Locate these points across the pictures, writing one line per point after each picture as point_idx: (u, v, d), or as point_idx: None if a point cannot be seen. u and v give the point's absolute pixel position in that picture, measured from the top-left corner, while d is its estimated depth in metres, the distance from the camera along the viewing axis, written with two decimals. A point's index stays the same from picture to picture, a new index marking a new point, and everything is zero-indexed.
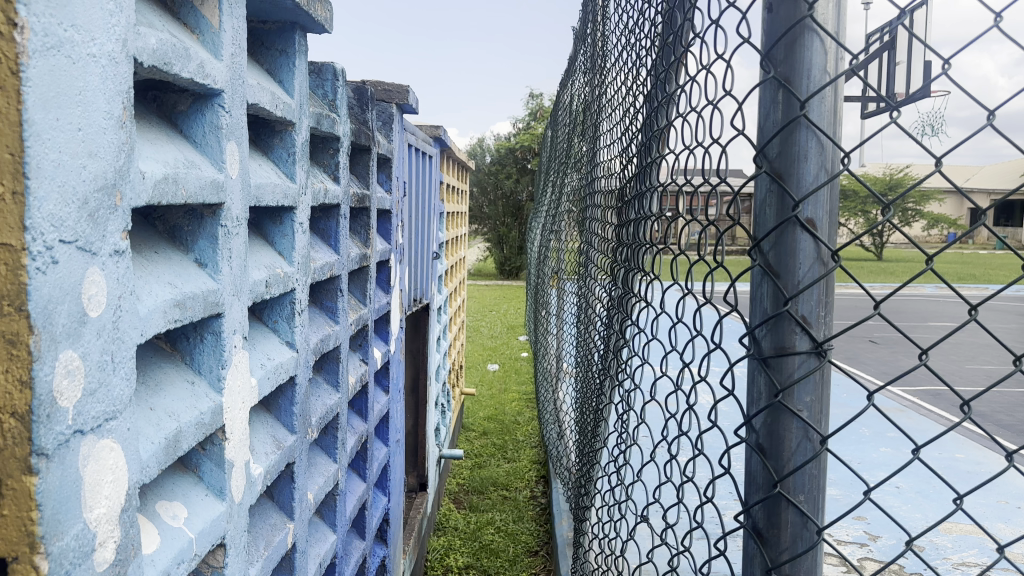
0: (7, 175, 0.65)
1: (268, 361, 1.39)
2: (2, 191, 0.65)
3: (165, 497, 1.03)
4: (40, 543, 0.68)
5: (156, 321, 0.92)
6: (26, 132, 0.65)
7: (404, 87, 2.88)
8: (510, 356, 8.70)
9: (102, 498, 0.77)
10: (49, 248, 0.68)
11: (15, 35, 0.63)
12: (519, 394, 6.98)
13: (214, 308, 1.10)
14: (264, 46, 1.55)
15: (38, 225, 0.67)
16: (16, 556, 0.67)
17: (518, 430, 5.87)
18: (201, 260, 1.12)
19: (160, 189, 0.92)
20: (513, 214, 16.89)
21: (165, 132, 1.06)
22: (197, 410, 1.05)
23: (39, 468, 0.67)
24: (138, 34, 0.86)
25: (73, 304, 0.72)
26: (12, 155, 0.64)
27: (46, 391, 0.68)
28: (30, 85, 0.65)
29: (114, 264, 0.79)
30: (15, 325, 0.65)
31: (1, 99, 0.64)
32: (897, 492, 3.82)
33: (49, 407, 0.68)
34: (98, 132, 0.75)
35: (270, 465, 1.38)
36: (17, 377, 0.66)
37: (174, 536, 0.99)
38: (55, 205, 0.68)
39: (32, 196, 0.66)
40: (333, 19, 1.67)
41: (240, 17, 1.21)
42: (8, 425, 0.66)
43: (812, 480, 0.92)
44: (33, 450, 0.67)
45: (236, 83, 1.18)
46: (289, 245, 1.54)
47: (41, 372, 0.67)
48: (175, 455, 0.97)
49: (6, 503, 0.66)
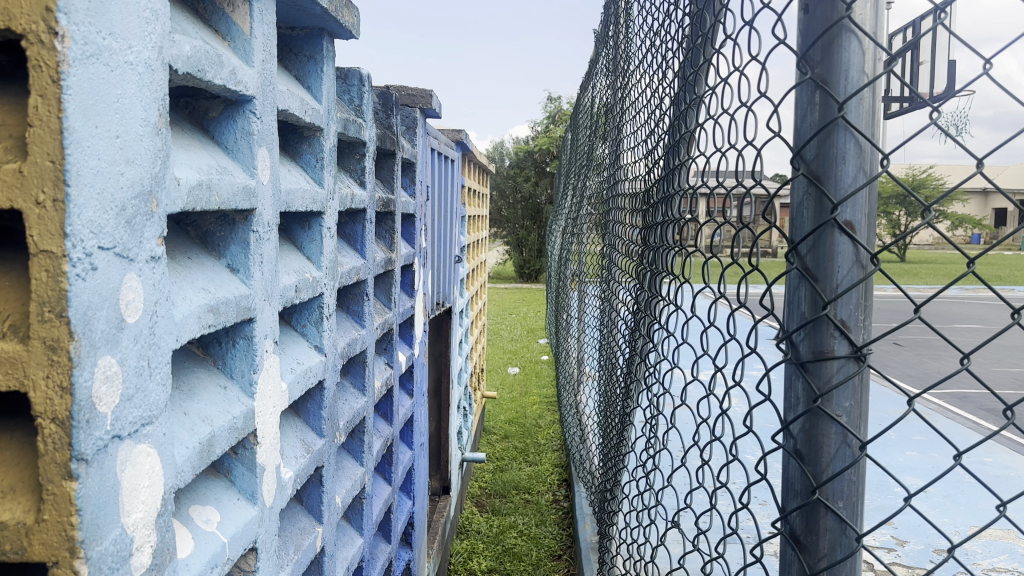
0: (48, 183, 0.65)
1: (298, 365, 1.40)
2: (43, 199, 0.66)
3: (198, 502, 1.03)
4: (79, 548, 0.68)
5: (191, 326, 0.93)
6: (67, 140, 0.65)
7: (428, 91, 2.87)
8: (531, 360, 8.68)
9: (139, 503, 0.78)
10: (89, 254, 0.68)
11: (56, 43, 0.64)
12: (540, 397, 6.97)
13: (247, 313, 1.11)
14: (292, 52, 1.56)
15: (78, 232, 0.67)
16: (57, 561, 0.68)
17: (539, 433, 5.85)
18: (233, 266, 1.12)
19: (195, 196, 0.93)
20: (532, 217, 16.90)
21: (198, 138, 1.07)
22: (230, 414, 1.06)
23: (80, 473, 0.68)
24: (173, 42, 0.87)
25: (111, 310, 0.72)
26: (53, 163, 0.65)
27: (86, 397, 0.68)
28: (70, 94, 0.66)
29: (150, 269, 0.79)
30: (55, 331, 0.66)
31: (44, 109, 0.65)
32: (927, 496, 3.77)
33: (88, 413, 0.68)
34: (135, 139, 0.75)
35: (300, 469, 1.38)
36: (59, 383, 0.67)
37: (208, 540, 0.99)
38: (94, 211, 0.69)
39: (72, 204, 0.66)
40: (359, 25, 1.68)
41: (270, 24, 1.22)
42: (50, 430, 0.67)
43: (851, 486, 0.91)
44: (73, 455, 0.67)
45: (267, 90, 1.18)
46: (317, 249, 1.55)
47: (81, 377, 0.67)
48: (208, 460, 0.98)
49: (48, 508, 0.67)
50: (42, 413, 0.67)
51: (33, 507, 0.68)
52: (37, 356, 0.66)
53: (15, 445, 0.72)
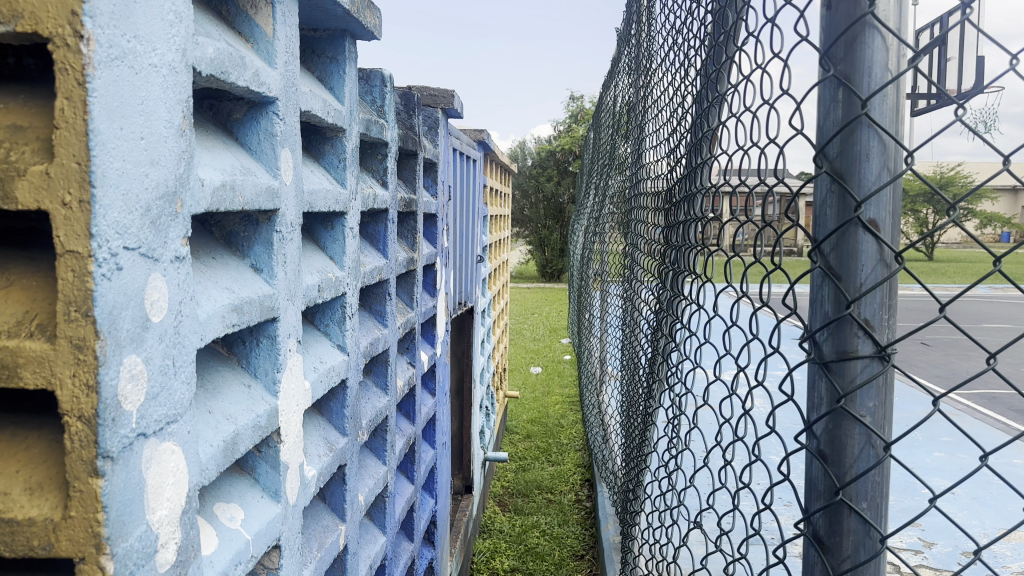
0: (74, 185, 0.66)
1: (321, 364, 1.41)
2: (69, 200, 0.66)
3: (222, 499, 1.04)
4: (105, 544, 0.69)
5: (215, 325, 0.94)
6: (93, 141, 0.66)
7: (450, 91, 2.85)
8: (554, 359, 8.67)
9: (164, 500, 0.79)
10: (114, 255, 0.69)
11: (82, 46, 0.65)
12: (563, 396, 6.97)
13: (270, 312, 1.12)
14: (315, 54, 1.57)
15: (103, 233, 0.68)
16: (83, 557, 0.69)
17: (562, 433, 5.85)
18: (257, 265, 1.13)
19: (218, 197, 0.94)
20: (554, 217, 16.87)
21: (222, 140, 1.08)
22: (254, 412, 1.07)
23: (105, 470, 0.69)
24: (197, 44, 0.88)
25: (136, 309, 0.73)
26: (79, 164, 0.66)
27: (111, 396, 0.69)
28: (95, 96, 0.67)
29: (175, 269, 0.80)
30: (81, 330, 0.67)
31: (70, 111, 0.66)
32: (955, 498, 3.72)
33: (113, 411, 0.69)
34: (159, 140, 0.76)
35: (323, 467, 1.39)
36: (84, 382, 0.68)
37: (232, 538, 1.00)
38: (119, 212, 0.70)
39: (98, 205, 0.67)
40: (381, 26, 1.69)
41: (293, 26, 1.23)
42: (76, 428, 0.68)
43: (875, 487, 0.90)
44: (99, 452, 0.68)
45: (290, 91, 1.19)
46: (340, 249, 1.56)
47: (107, 376, 0.68)
48: (232, 458, 0.99)
49: (75, 504, 0.68)
50: (69, 411, 0.68)
51: (60, 503, 0.69)
52: (64, 355, 0.67)
53: (43, 442, 0.73)
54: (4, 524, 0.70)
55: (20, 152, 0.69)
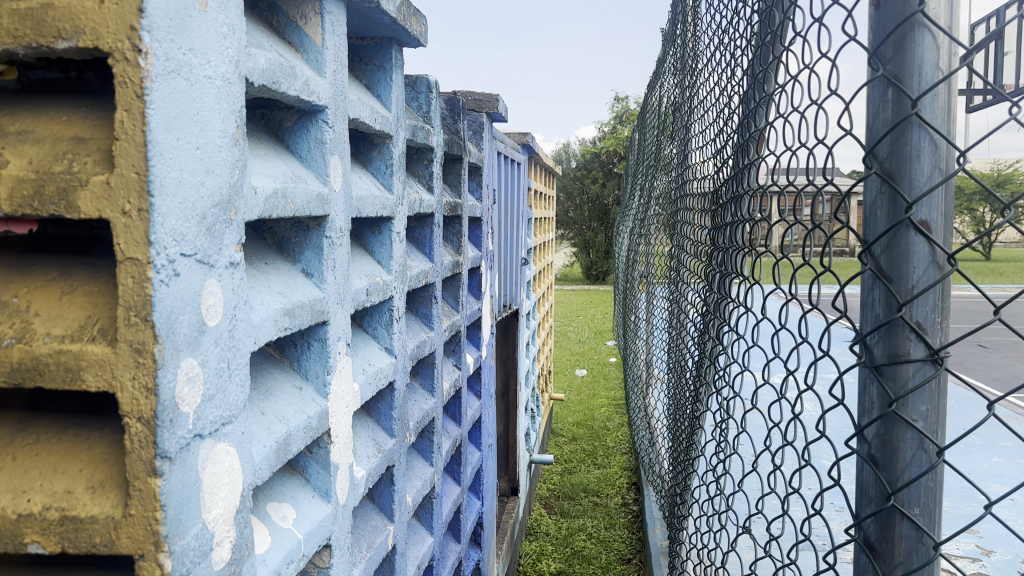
0: (134, 194, 0.69)
1: (369, 367, 1.43)
2: (129, 209, 0.69)
3: (275, 499, 1.07)
4: (163, 542, 0.71)
5: (268, 329, 0.96)
6: (151, 152, 0.69)
7: (495, 96, 2.90)
8: (599, 362, 8.64)
9: (219, 499, 0.81)
10: (172, 261, 0.72)
11: (140, 60, 0.68)
12: (609, 399, 6.94)
13: (321, 316, 1.14)
14: (362, 62, 1.59)
15: (162, 240, 0.70)
16: (142, 555, 0.71)
17: (608, 436, 5.82)
18: (307, 270, 1.16)
19: (271, 204, 0.96)
20: (599, 218, 16.80)
21: (274, 148, 1.10)
22: (305, 414, 1.09)
23: (163, 470, 0.71)
24: (249, 55, 0.90)
25: (193, 314, 0.75)
26: (138, 173, 0.69)
27: (170, 398, 0.71)
28: (153, 108, 0.69)
29: (230, 275, 0.82)
30: (141, 334, 0.69)
31: (130, 122, 0.68)
32: (1014, 505, 3.61)
33: (172, 412, 0.71)
34: (214, 149, 0.78)
35: (372, 468, 1.41)
36: (144, 384, 0.70)
37: (284, 537, 1.02)
38: (177, 220, 0.72)
39: (156, 213, 0.69)
40: (427, 33, 1.71)
41: (341, 35, 1.25)
42: (135, 429, 0.70)
43: (928, 493, 0.88)
44: (157, 453, 0.70)
45: (339, 99, 1.22)
46: (387, 253, 1.58)
47: (165, 379, 0.71)
48: (285, 458, 1.01)
49: (135, 503, 0.70)
50: (129, 413, 0.70)
51: (121, 502, 0.72)
52: (124, 358, 0.70)
53: (106, 442, 0.76)
54: (68, 522, 0.72)
55: (82, 163, 0.71)
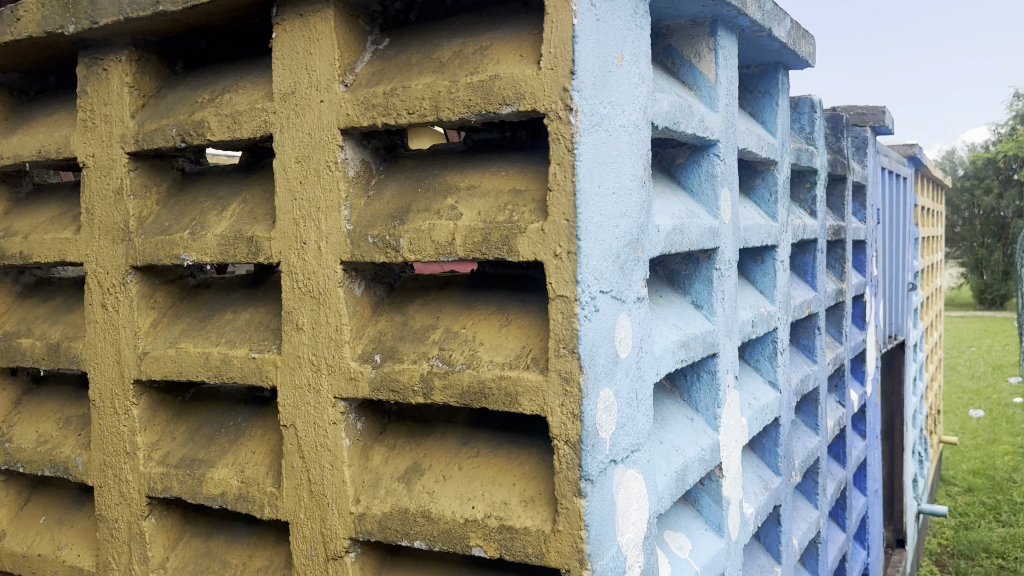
0: (565, 238, 0.77)
1: (756, 401, 1.41)
2: (560, 252, 0.77)
3: (672, 527, 1.09)
4: (586, 559, 0.78)
5: (669, 360, 1.00)
6: (579, 200, 0.76)
7: (880, 108, 2.69)
8: (1003, 401, 7.50)
9: (630, 523, 0.85)
10: (593, 299, 0.78)
11: (571, 117, 0.76)
12: (1018, 446, 5.97)
13: (712, 348, 1.15)
14: (747, 90, 1.59)
15: (586, 280, 0.77)
16: (569, 568, 0.78)
17: (1015, 488, 5.01)
18: (698, 302, 1.18)
19: (672, 240, 1.00)
20: (1004, 237, 14.64)
21: (670, 187, 1.15)
22: (699, 445, 1.11)
23: (586, 491, 0.77)
24: (655, 100, 0.95)
25: (609, 346, 0.81)
26: (568, 220, 0.76)
27: (591, 424, 0.78)
28: (581, 160, 0.76)
29: (639, 310, 0.87)
30: (570, 364, 0.77)
31: (563, 174, 0.77)
32: None
33: (593, 437, 0.78)
34: (628, 193, 0.84)
35: (761, 506, 1.38)
36: (571, 410, 0.77)
37: (682, 566, 1.04)
38: (598, 260, 0.79)
39: (583, 255, 0.77)
40: (816, 51, 1.64)
41: (732, 67, 1.26)
42: (564, 451, 0.78)
43: None
44: (582, 474, 0.77)
45: (729, 132, 1.22)
46: (771, 282, 1.54)
47: (588, 407, 0.77)
48: (683, 487, 1.03)
49: (562, 519, 0.78)
50: (559, 435, 0.78)
51: (550, 517, 0.80)
52: (555, 385, 0.78)
53: (533, 462, 0.85)
54: (505, 530, 0.82)
55: (521, 212, 0.81)
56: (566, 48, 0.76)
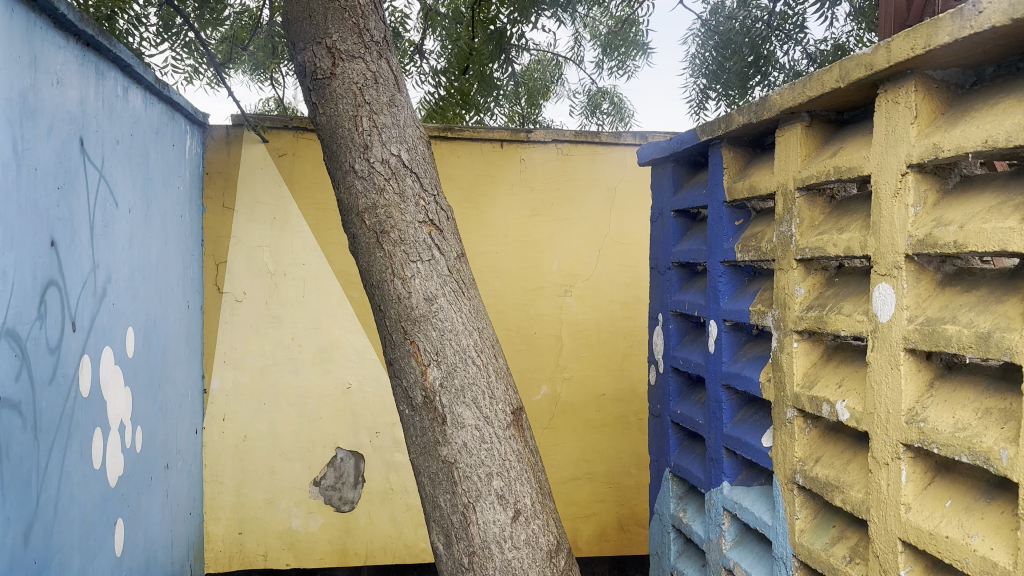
0: (897, 255, 1.40)
1: None
2: (896, 261, 1.40)
3: None
4: (899, 448, 1.38)
5: None
6: (901, 229, 1.39)
7: None
8: None
9: None
10: (914, 288, 1.38)
11: (901, 186, 1.39)
12: None
13: None
14: None
15: (908, 281, 1.38)
16: (887, 444, 1.41)
17: None
18: None
19: None
20: None
21: None
22: None
23: (896, 398, 1.39)
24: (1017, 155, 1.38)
25: None
26: (897, 244, 1.40)
27: (906, 363, 1.38)
28: (914, 211, 1.37)
29: None
30: (892, 325, 1.40)
31: (898, 218, 1.40)
32: None
33: (905, 372, 1.38)
34: None
35: None
36: (893, 353, 1.40)
37: None
38: (919, 268, 1.38)
39: (905, 266, 1.38)
40: None
41: None
42: (889, 373, 1.41)
43: None
44: (894, 387, 1.40)
45: None
46: None
47: (906, 352, 1.38)
48: None
49: (885, 411, 1.42)
50: (887, 362, 1.42)
51: (882, 414, 1.43)
52: (886, 340, 1.42)
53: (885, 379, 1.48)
54: (862, 415, 1.49)
55: (880, 234, 1.44)
56: (899, 149, 1.39)
